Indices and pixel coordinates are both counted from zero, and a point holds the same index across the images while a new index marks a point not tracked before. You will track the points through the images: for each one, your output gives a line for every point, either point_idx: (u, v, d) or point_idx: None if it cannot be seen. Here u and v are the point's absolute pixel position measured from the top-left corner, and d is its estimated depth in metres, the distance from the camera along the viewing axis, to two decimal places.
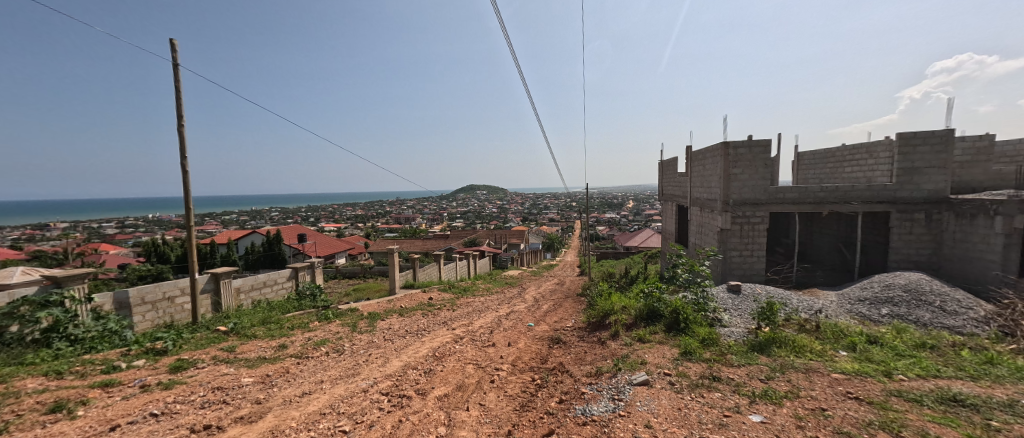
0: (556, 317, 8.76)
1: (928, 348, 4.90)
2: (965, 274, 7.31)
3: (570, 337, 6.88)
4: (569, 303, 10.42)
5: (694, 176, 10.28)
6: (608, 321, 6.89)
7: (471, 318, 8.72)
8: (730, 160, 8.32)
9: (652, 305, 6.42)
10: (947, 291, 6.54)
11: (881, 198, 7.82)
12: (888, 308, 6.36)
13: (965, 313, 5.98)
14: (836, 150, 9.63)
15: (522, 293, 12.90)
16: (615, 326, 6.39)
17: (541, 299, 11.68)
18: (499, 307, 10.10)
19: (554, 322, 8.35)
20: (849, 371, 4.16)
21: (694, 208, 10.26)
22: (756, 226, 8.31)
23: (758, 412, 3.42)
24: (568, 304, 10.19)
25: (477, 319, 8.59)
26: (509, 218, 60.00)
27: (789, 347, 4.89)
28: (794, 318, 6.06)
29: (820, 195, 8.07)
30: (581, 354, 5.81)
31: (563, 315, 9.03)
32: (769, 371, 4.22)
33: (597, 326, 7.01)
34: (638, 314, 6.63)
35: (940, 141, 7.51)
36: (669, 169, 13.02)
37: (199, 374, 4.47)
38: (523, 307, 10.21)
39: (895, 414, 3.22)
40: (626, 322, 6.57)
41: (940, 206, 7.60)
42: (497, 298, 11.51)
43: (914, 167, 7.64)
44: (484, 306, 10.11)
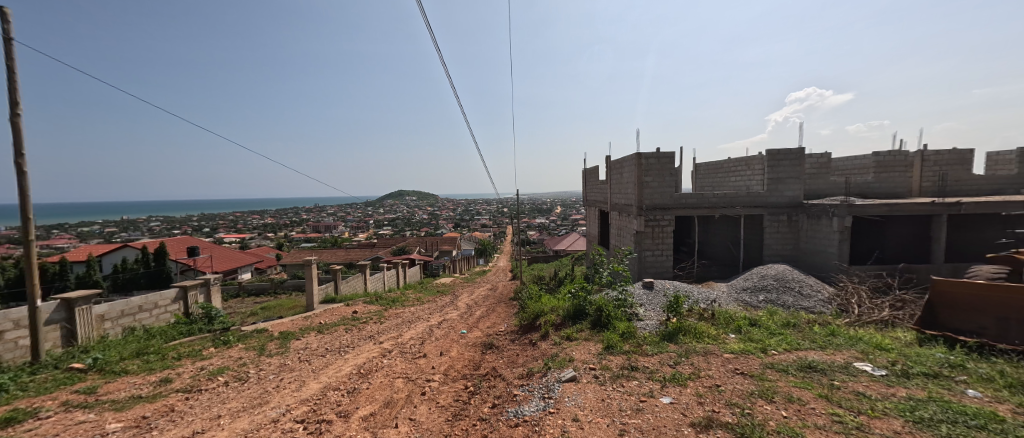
0: (488, 323, 8.92)
1: (792, 326, 6.03)
2: (814, 264, 9.08)
3: (502, 341, 7.11)
4: (501, 308, 10.66)
5: (613, 184, 11.24)
6: (538, 322, 7.26)
7: (400, 329, 8.49)
8: (643, 169, 9.30)
9: (578, 304, 6.91)
10: (803, 278, 8.07)
11: (756, 203, 9.35)
12: (764, 295, 7.65)
13: (816, 295, 7.45)
14: (724, 163, 11.27)
15: (454, 300, 12.84)
16: (545, 327, 6.76)
17: (473, 305, 11.75)
18: (430, 317, 9.97)
19: (487, 327, 8.52)
20: (736, 350, 4.96)
21: (614, 212, 11.19)
22: (665, 228, 9.36)
23: (668, 394, 3.94)
24: (500, 309, 10.41)
25: (407, 331, 8.40)
26: (441, 225, 59.04)
27: (692, 334, 5.64)
28: (695, 308, 6.97)
29: (713, 201, 9.38)
30: (513, 357, 6.04)
31: (495, 320, 9.21)
32: (677, 357, 4.86)
33: (528, 328, 7.33)
34: (565, 314, 7.08)
35: (796, 156, 9.23)
36: (591, 176, 14.01)
37: (41, 426, 3.72)
38: (455, 315, 10.19)
39: (769, 383, 3.95)
40: (555, 322, 6.98)
41: (799, 210, 9.32)
42: (429, 307, 11.33)
43: (780, 177, 9.29)
44: (415, 317, 9.90)
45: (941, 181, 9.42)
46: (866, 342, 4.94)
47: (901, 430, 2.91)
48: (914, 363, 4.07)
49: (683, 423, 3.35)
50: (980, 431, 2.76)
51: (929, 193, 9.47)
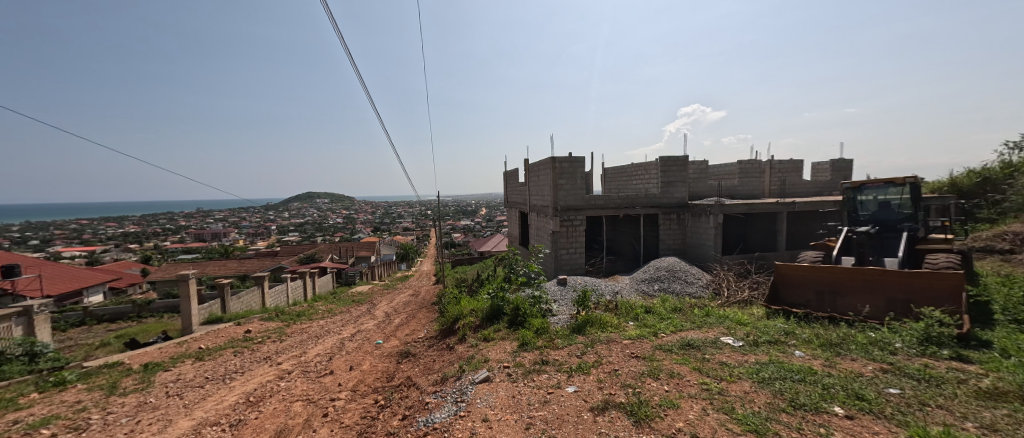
0: (406, 331, 8.58)
1: (678, 310, 6.87)
2: (696, 255, 10.45)
3: (419, 348, 6.90)
4: (421, 314, 10.33)
5: (531, 186, 11.66)
6: (457, 326, 7.20)
7: (304, 347, 7.72)
8: (557, 172, 9.79)
9: (495, 305, 7.00)
10: (688, 268, 9.23)
11: (652, 204, 10.46)
12: (658, 284, 8.59)
13: (697, 282, 8.59)
14: (627, 167, 12.40)
15: (370, 309, 12.09)
16: (463, 330, 6.73)
17: (392, 313, 11.21)
18: (343, 329, 9.24)
19: (405, 335, 8.20)
20: (634, 336, 5.48)
21: (532, 214, 11.60)
22: (577, 228, 9.97)
23: (573, 383, 4.20)
24: (419, 316, 10.08)
25: (313, 347, 7.67)
26: (358, 229, 55.28)
27: (598, 324, 6.07)
28: (602, 300, 7.54)
29: (618, 202, 10.23)
30: (429, 364, 5.90)
31: (414, 327, 8.90)
32: (584, 347, 5.20)
33: (447, 332, 7.24)
34: (483, 315, 7.12)
35: (683, 163, 10.54)
36: (510, 179, 14.34)
37: None
38: (370, 325, 9.60)
39: (657, 362, 4.45)
40: (473, 324, 6.99)
41: (685, 209, 10.64)
42: (341, 319, 10.51)
43: (670, 181, 10.52)
44: (323, 331, 9.09)
45: (784, 184, 11.55)
46: (730, 319, 5.84)
47: (749, 389, 3.48)
48: (762, 333, 4.92)
49: (583, 409, 3.57)
50: (801, 383, 3.43)
51: (776, 194, 11.54)
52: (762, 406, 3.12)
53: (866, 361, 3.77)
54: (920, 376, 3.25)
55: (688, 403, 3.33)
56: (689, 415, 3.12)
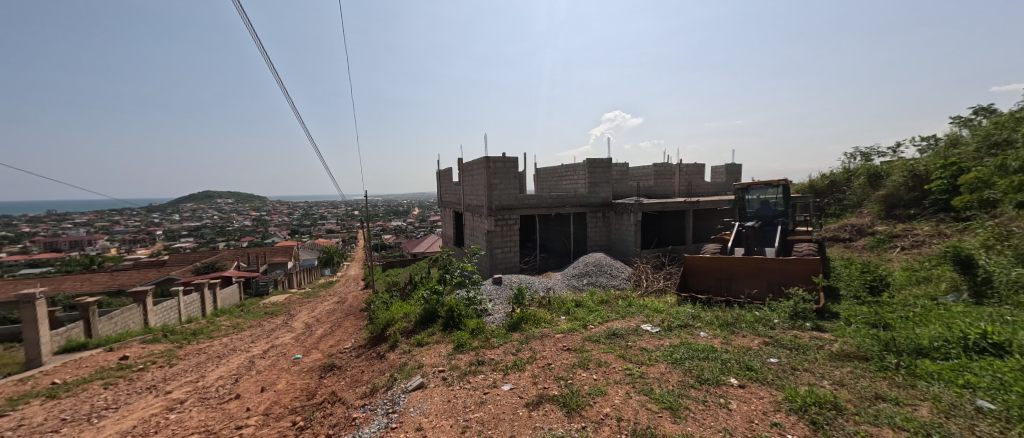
0: (330, 342, 8.08)
1: (605, 302, 7.37)
2: (619, 250, 11.28)
3: (345, 360, 6.55)
4: (348, 322, 9.77)
5: (464, 185, 11.61)
6: (387, 332, 6.96)
7: (202, 370, 6.89)
8: (491, 172, 9.89)
9: (430, 309, 6.86)
10: (613, 262, 9.93)
11: (581, 203, 11.05)
12: (587, 279, 9.13)
13: (621, 274, 9.30)
14: (557, 168, 12.93)
15: (288, 321, 11.13)
16: (394, 336, 6.51)
17: (314, 324, 10.44)
18: (253, 346, 8.41)
19: (329, 347, 7.71)
20: (565, 330, 5.76)
21: (467, 213, 11.58)
22: (511, 227, 10.19)
23: (509, 381, 4.30)
24: (346, 325, 9.52)
25: (212, 370, 6.87)
26: (273, 232, 50.32)
27: (532, 321, 6.24)
28: (535, 297, 7.81)
29: (550, 201, 10.64)
30: (357, 375, 5.64)
31: (339, 337, 8.40)
32: (518, 345, 5.35)
33: (377, 340, 6.97)
34: (417, 319, 6.95)
35: (608, 165, 11.29)
36: (444, 178, 14.14)
37: None
38: (289, 339, 8.86)
39: (587, 353, 4.73)
40: (405, 329, 6.81)
41: (609, 208, 11.41)
42: (251, 335, 9.55)
43: (596, 181, 11.21)
44: (229, 349, 8.18)
45: (689, 186, 12.99)
46: (649, 308, 6.41)
47: (665, 370, 3.88)
48: (675, 319, 5.48)
49: (518, 406, 3.67)
50: (706, 360, 3.91)
51: (683, 194, 12.93)
52: (675, 384, 3.50)
53: (756, 337, 4.41)
54: (792, 346, 3.90)
55: (614, 389, 3.58)
56: (615, 400, 3.36)
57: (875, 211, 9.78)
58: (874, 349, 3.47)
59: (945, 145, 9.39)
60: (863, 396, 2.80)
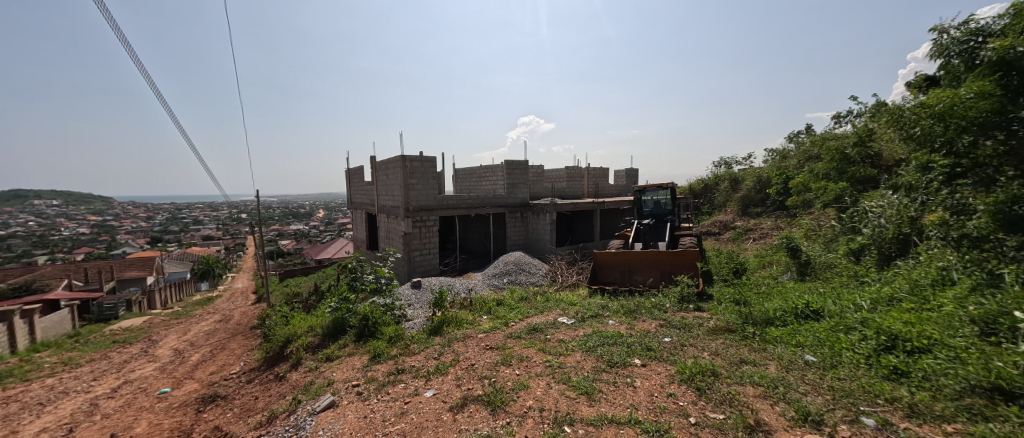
0: (212, 368, 7.08)
1: (525, 299, 7.69)
2: (537, 249, 11.77)
3: (231, 388, 5.78)
4: (234, 343, 8.64)
5: (379, 185, 11.10)
6: (287, 350, 6.16)
7: (12, 425, 5.59)
8: (408, 172, 9.62)
9: (340, 319, 6.14)
10: (531, 260, 10.40)
11: (500, 204, 11.31)
12: (508, 277, 9.43)
13: (539, 271, 9.80)
14: (476, 169, 13.08)
15: (149, 349, 9.48)
16: (296, 354, 5.78)
17: (187, 349, 9.02)
18: (95, 385, 7.01)
19: (209, 374, 6.75)
20: (487, 329, 5.85)
21: (381, 215, 11.10)
22: (429, 228, 10.03)
23: (432, 387, 4.06)
24: (232, 346, 8.41)
25: (30, 423, 5.62)
26: (132, 239, 41.96)
27: (454, 323, 6.13)
28: (457, 299, 7.82)
29: (469, 202, 10.72)
30: (249, 403, 5.04)
31: (224, 361, 7.40)
32: (441, 349, 5.06)
33: (276, 360, 6.16)
34: (323, 332, 6.23)
35: (524, 167, 11.76)
36: (354, 178, 13.33)
37: None
38: (152, 371, 7.55)
39: (509, 350, 4.82)
40: (310, 344, 6.04)
41: (527, 208, 11.89)
42: (93, 371, 7.94)
43: (515, 182, 11.60)
44: (56, 393, 6.67)
45: (596, 188, 14.18)
46: (565, 302, 6.87)
47: (580, 358, 4.23)
48: (588, 310, 5.98)
49: (442, 411, 3.53)
50: (615, 345, 4.38)
51: (591, 195, 14.07)
52: (589, 370, 3.87)
53: (655, 321, 5.04)
54: (681, 326, 4.55)
55: (535, 382, 3.74)
56: (536, 392, 3.51)
57: (735, 209, 11.80)
58: (739, 322, 4.23)
59: (780, 156, 11.74)
60: (732, 361, 3.42)
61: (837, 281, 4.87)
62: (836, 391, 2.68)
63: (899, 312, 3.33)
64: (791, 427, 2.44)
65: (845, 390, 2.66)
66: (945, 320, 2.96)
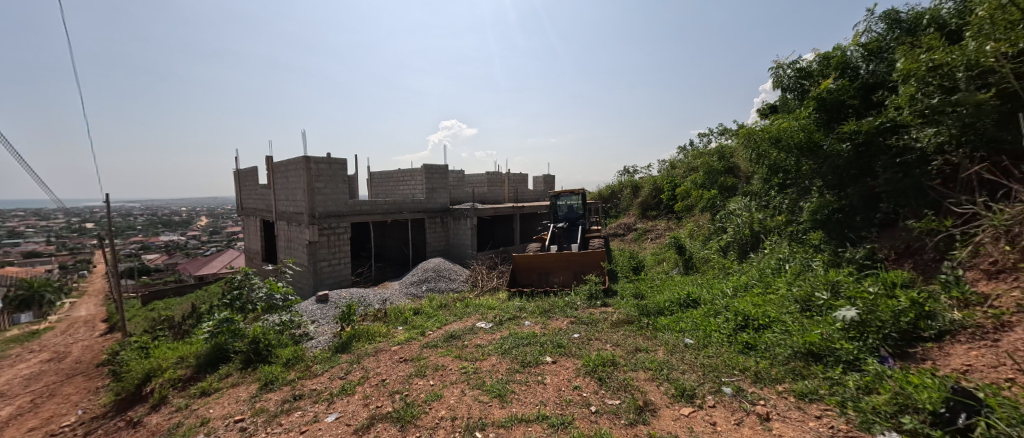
0: (36, 421, 5.61)
1: (443, 306, 7.56)
2: (457, 254, 11.64)
3: None
4: (71, 387, 6.98)
5: (277, 189, 9.98)
6: (145, 389, 5.08)
7: None
8: (313, 174, 8.79)
9: (220, 345, 5.22)
10: (451, 266, 10.24)
11: (419, 209, 10.96)
12: (427, 285, 9.15)
13: (459, 277, 9.69)
14: (394, 173, 12.54)
15: None
16: (161, 391, 4.83)
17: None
18: None
19: (31, 429, 5.34)
20: (401, 340, 5.59)
21: (280, 222, 9.98)
22: (338, 236, 9.29)
23: (334, 410, 3.74)
24: (66, 391, 6.77)
25: None
26: None
27: (364, 337, 5.74)
28: (370, 311, 7.35)
29: (385, 207, 10.19)
30: None
31: (54, 410, 5.92)
32: (348, 366, 4.71)
33: (130, 401, 5.05)
34: (196, 361, 5.28)
35: (444, 171, 11.57)
36: (247, 180, 11.79)
37: None
38: None
39: (423, 360, 4.67)
40: (180, 377, 5.10)
41: (448, 214, 11.68)
42: None
43: (434, 187, 11.36)
44: None
45: (516, 193, 14.56)
46: (483, 306, 6.89)
47: (494, 362, 4.26)
48: (505, 313, 6.08)
49: (345, 435, 3.28)
50: (528, 345, 4.52)
51: (511, 200, 14.41)
52: (503, 372, 3.92)
53: (567, 319, 5.33)
54: (588, 321, 4.88)
55: (449, 391, 3.68)
56: (450, 401, 3.46)
57: (636, 212, 13.07)
58: (636, 314, 4.69)
59: (671, 165, 13.32)
60: (629, 350, 3.76)
61: (711, 274, 5.68)
62: (706, 367, 3.13)
63: (753, 296, 4.01)
64: (671, 403, 2.78)
65: (712, 366, 3.12)
66: (781, 300, 3.65)
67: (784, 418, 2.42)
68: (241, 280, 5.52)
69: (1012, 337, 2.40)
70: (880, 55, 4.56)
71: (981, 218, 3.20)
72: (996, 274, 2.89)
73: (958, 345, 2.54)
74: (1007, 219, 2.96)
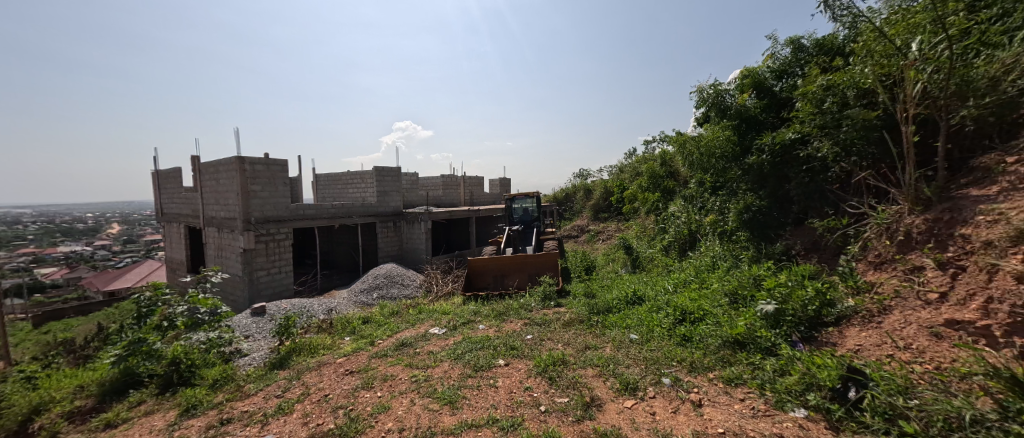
0: None
1: (395, 313, 7.29)
2: (410, 259, 11.30)
3: None
4: None
5: (205, 193, 9.10)
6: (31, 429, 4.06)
7: None
8: (248, 176, 8.12)
9: (127, 368, 4.61)
10: (404, 272, 9.92)
11: (369, 213, 10.51)
12: (377, 293, 8.77)
13: (412, 283, 9.41)
14: (341, 175, 11.96)
15: None
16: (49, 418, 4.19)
17: None
18: None
19: None
20: (348, 352, 5.30)
21: (210, 229, 9.11)
22: (278, 243, 8.65)
23: (270, 432, 3.45)
24: None
25: None
26: None
27: (306, 350, 5.38)
28: (312, 322, 6.91)
29: (331, 212, 9.66)
30: None
31: None
32: (286, 383, 4.38)
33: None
34: (99, 386, 4.63)
35: (396, 174, 11.21)
36: (168, 183, 10.63)
37: None
38: None
39: (371, 371, 4.45)
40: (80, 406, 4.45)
41: (400, 218, 11.31)
42: None
43: (386, 191, 10.95)
44: None
45: (471, 196, 14.45)
46: (437, 312, 6.73)
47: (447, 368, 4.17)
48: (459, 317, 5.98)
49: None
50: (481, 349, 4.48)
51: (466, 203, 14.27)
52: (455, 378, 3.84)
53: (521, 321, 5.36)
54: (541, 322, 4.94)
55: (397, 402, 3.54)
56: (398, 412, 3.33)
57: (588, 215, 13.48)
58: (587, 313, 4.81)
59: (619, 170, 13.92)
60: (579, 348, 3.86)
61: (655, 271, 5.99)
62: (648, 360, 3.29)
63: (690, 291, 4.27)
64: (616, 397, 2.88)
65: (653, 359, 3.28)
66: (714, 294, 3.92)
67: (714, 403, 2.60)
68: (149, 299, 4.77)
69: (891, 319, 2.76)
70: (788, 74, 5.11)
71: (868, 217, 3.73)
72: (879, 264, 3.31)
73: (851, 327, 2.89)
74: (887, 218, 3.43)
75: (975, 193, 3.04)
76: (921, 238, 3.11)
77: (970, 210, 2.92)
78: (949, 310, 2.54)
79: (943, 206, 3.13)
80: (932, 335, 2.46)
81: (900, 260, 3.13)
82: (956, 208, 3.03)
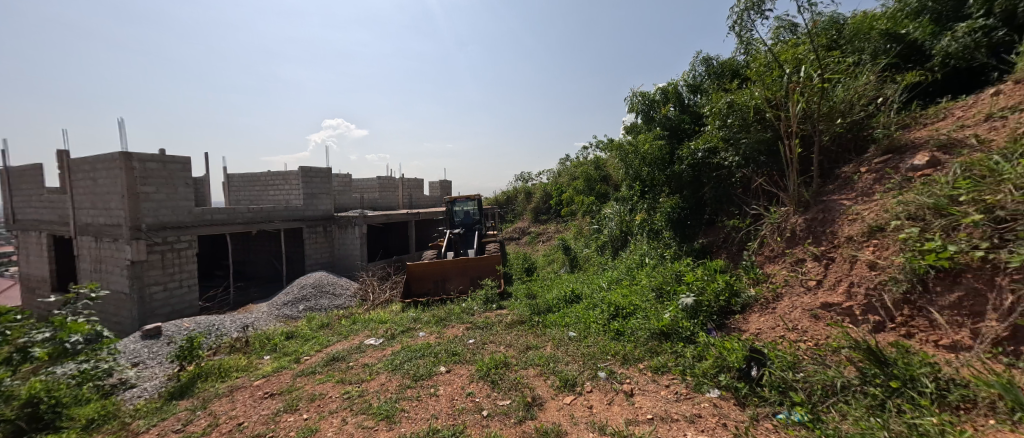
0: None
1: (325, 326, 6.80)
2: (343, 266, 10.62)
3: None
4: None
5: (78, 196, 7.73)
6: None
7: None
8: (137, 176, 7.05)
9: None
10: (335, 281, 9.30)
11: (294, 217, 9.71)
12: (304, 305, 8.10)
13: (345, 292, 8.84)
14: (260, 176, 10.93)
15: None
16: None
17: None
18: None
19: None
20: (269, 372, 4.83)
21: (85, 238, 7.75)
22: (177, 253, 7.63)
23: None
24: None
25: None
26: None
27: (216, 373, 4.81)
28: (224, 342, 6.19)
29: (246, 216, 8.77)
30: None
31: None
32: (192, 414, 3.88)
33: None
34: None
35: (325, 176, 10.49)
36: (25, 184, 8.83)
37: None
38: None
39: (297, 391, 4.09)
40: None
41: (331, 222, 10.58)
42: None
43: (314, 193, 10.19)
44: None
45: (410, 199, 14.00)
46: (374, 321, 6.41)
47: (384, 380, 3.97)
48: (398, 326, 5.74)
49: None
50: (421, 357, 4.33)
51: (406, 207, 13.79)
52: (393, 390, 3.66)
53: (462, 325, 5.29)
54: (483, 325, 4.91)
55: (327, 422, 3.30)
56: (328, 432, 3.11)
57: (529, 217, 13.74)
58: (528, 313, 4.88)
59: (557, 174, 14.38)
60: (521, 349, 3.89)
61: (591, 271, 6.27)
62: (586, 356, 3.42)
63: (622, 288, 4.53)
64: (556, 395, 2.94)
65: (590, 355, 3.41)
66: (643, 290, 4.19)
67: (643, 391, 2.78)
68: None
69: (783, 305, 3.16)
70: (700, 90, 5.72)
71: (762, 218, 4.28)
72: (773, 258, 3.77)
73: (753, 314, 3.26)
74: (778, 218, 3.93)
75: (839, 196, 3.59)
76: (802, 235, 3.60)
77: (837, 210, 3.45)
78: (823, 295, 2.97)
79: (817, 207, 3.65)
80: (812, 317, 2.86)
81: (788, 254, 3.59)
82: (827, 209, 3.55)
